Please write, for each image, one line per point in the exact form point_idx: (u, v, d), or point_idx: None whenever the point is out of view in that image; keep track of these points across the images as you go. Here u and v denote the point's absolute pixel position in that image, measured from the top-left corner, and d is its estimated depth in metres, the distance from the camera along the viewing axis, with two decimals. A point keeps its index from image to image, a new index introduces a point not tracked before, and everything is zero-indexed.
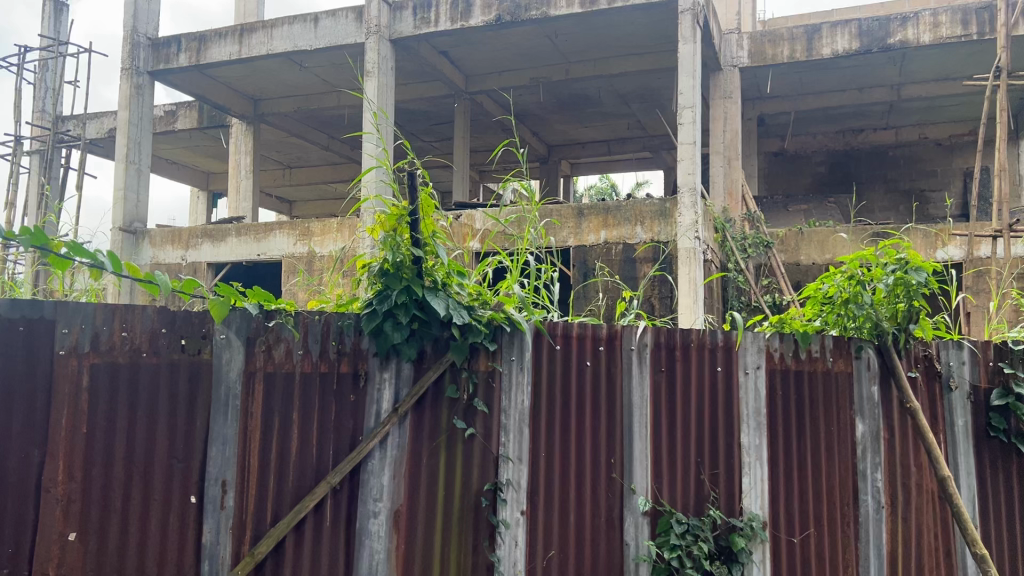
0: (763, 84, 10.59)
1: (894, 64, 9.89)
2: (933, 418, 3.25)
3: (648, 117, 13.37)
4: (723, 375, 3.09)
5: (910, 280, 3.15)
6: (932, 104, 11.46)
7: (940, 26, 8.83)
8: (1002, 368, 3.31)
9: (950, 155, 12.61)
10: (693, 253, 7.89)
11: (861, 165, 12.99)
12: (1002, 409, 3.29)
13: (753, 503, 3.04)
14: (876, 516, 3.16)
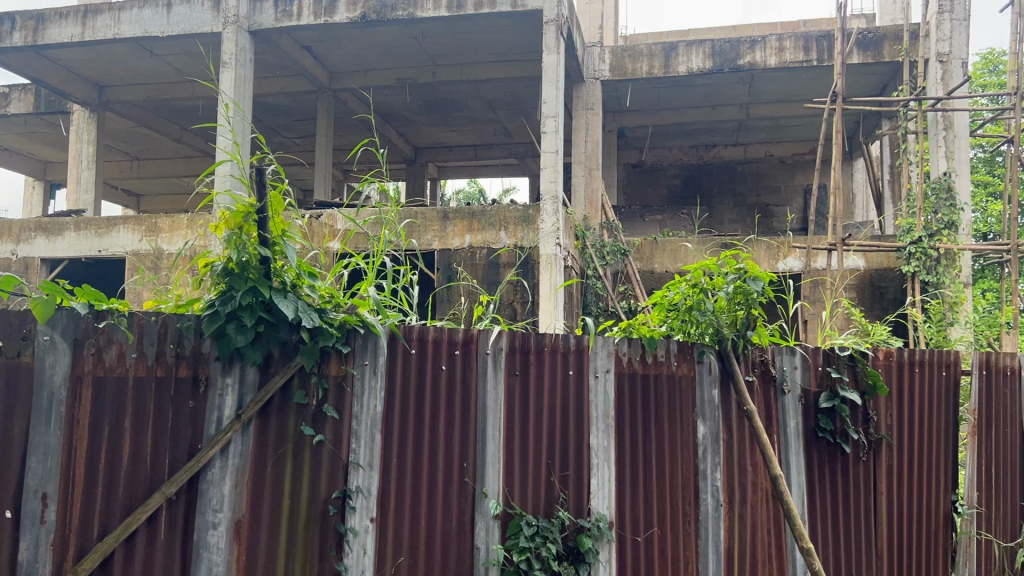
0: (623, 97, 10.92)
1: (743, 84, 10.44)
2: (769, 419, 3.43)
3: (513, 124, 13.54)
4: (574, 379, 3.14)
5: (748, 289, 3.30)
6: (777, 123, 12.19)
7: (784, 51, 9.43)
8: (830, 372, 3.53)
9: (793, 172, 13.44)
10: (554, 259, 8.02)
11: (712, 179, 13.64)
12: (829, 411, 3.52)
13: (600, 503, 3.12)
14: (715, 513, 3.30)
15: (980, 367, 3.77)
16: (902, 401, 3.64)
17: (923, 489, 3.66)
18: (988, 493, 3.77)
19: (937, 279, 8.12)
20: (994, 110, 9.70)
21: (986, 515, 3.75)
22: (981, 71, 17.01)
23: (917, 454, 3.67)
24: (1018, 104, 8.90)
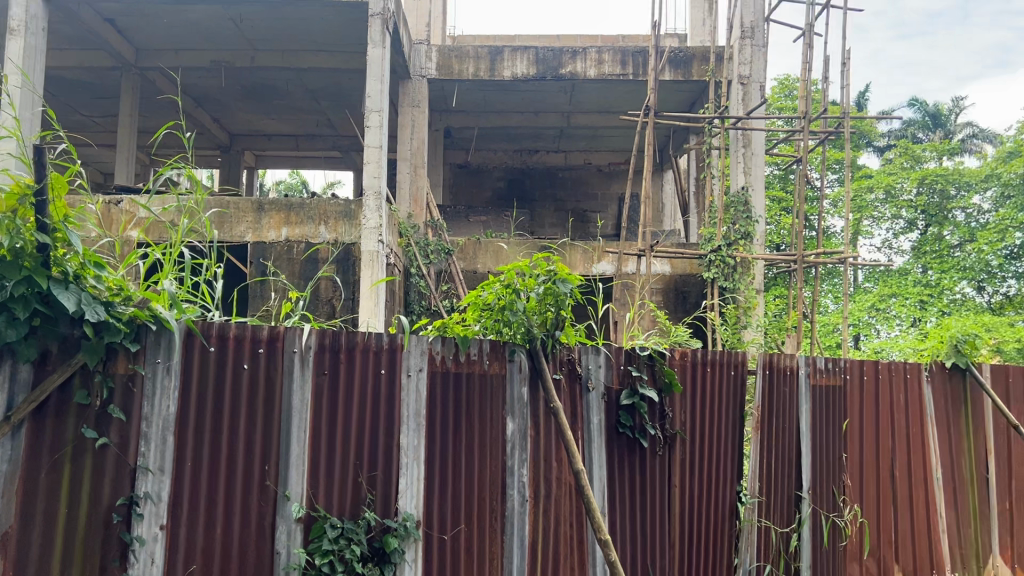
0: (449, 97, 10.97)
1: (565, 93, 10.77)
2: (573, 416, 3.56)
3: (337, 116, 13.27)
4: (386, 378, 3.09)
5: (557, 291, 3.34)
6: (596, 133, 12.69)
7: (603, 64, 9.83)
8: (630, 370, 3.71)
9: (609, 180, 14.05)
10: (375, 256, 7.91)
11: (534, 183, 14.01)
12: (629, 408, 3.70)
13: (408, 503, 3.09)
14: (520, 508, 3.38)
15: (764, 366, 4.10)
16: (694, 397, 3.90)
17: (712, 480, 3.93)
18: (768, 483, 4.08)
19: (733, 285, 8.71)
20: (786, 133, 10.60)
21: (765, 503, 4.05)
22: (777, 96, 18.53)
23: (707, 449, 3.92)
24: (806, 129, 9.76)
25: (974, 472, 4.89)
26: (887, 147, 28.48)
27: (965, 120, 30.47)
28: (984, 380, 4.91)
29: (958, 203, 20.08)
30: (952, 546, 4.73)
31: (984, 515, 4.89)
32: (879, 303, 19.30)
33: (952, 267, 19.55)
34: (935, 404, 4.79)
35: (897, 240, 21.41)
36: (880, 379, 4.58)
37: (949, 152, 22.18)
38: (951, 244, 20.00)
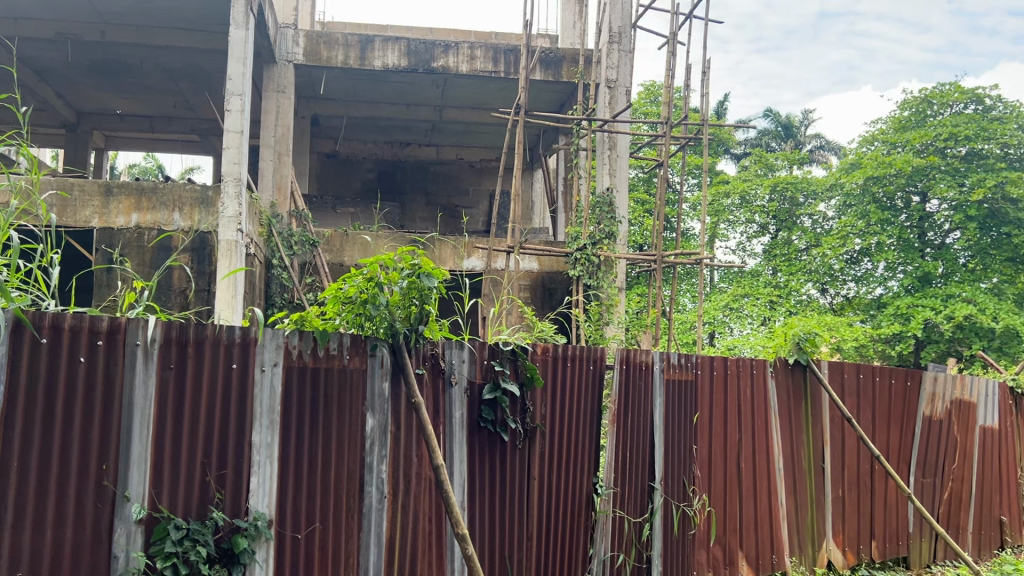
0: (317, 85, 10.70)
1: (437, 86, 10.71)
2: (435, 411, 3.52)
3: (197, 99, 12.69)
4: (238, 372, 2.97)
5: (422, 285, 3.30)
6: (467, 128, 12.71)
7: (475, 59, 9.85)
8: (493, 365, 3.73)
9: (480, 176, 14.10)
10: (233, 245, 7.63)
11: (404, 176, 13.88)
12: (491, 402, 3.71)
13: (260, 502, 2.98)
14: (378, 505, 3.34)
15: (621, 362, 4.22)
16: (554, 392, 3.96)
17: (569, 473, 4.01)
18: (622, 475, 4.20)
19: (597, 283, 8.92)
20: (650, 137, 10.96)
21: (620, 494, 4.18)
22: (643, 101, 19.16)
23: (565, 443, 4.00)
24: (669, 134, 10.12)
25: (811, 462, 5.21)
26: (743, 155, 30.03)
27: (813, 132, 32.55)
28: (822, 376, 5.23)
29: (805, 209, 21.41)
30: (791, 532, 5.03)
31: (819, 503, 5.22)
32: (733, 303, 20.32)
33: (799, 270, 20.83)
34: (778, 398, 5.07)
35: (751, 243, 22.60)
36: (728, 374, 4.81)
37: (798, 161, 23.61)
38: (799, 248, 21.30)
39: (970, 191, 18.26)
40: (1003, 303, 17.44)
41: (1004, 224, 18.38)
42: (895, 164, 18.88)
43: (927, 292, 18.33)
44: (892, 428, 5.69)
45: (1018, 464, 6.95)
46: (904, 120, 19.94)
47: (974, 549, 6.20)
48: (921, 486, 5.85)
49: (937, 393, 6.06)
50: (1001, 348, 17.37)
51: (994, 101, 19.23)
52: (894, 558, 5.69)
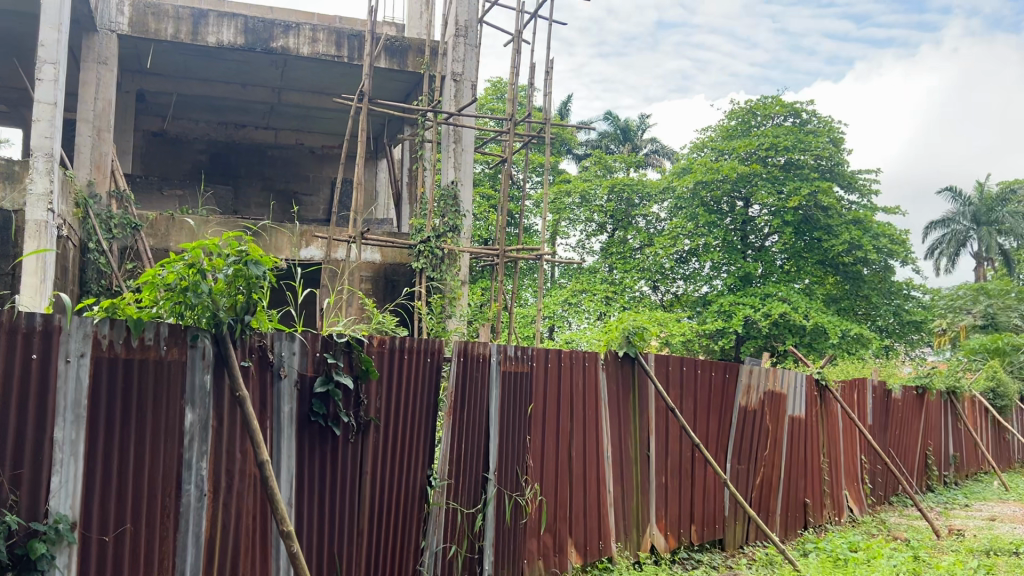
0: (144, 58, 10.05)
1: (276, 67, 10.32)
2: (262, 405, 3.37)
3: (4, 65, 11.59)
4: (38, 364, 2.71)
5: (249, 273, 3.12)
6: (307, 113, 12.34)
7: (317, 42, 9.59)
8: (326, 358, 3.60)
9: (321, 163, 13.73)
10: (42, 226, 7.00)
11: (239, 160, 13.29)
12: (323, 395, 3.60)
13: (61, 503, 2.74)
14: (197, 504, 3.16)
15: (458, 353, 4.23)
16: (390, 385, 3.90)
17: (404, 466, 3.97)
18: (456, 467, 4.21)
19: (440, 277, 8.79)
20: (495, 134, 11.07)
21: (453, 486, 4.19)
22: (489, 97, 19.33)
23: (400, 436, 3.95)
24: (513, 131, 10.23)
25: (637, 452, 5.43)
26: (584, 155, 30.95)
27: (649, 137, 34.05)
28: (649, 368, 5.47)
29: (640, 210, 22.36)
30: (618, 519, 5.21)
31: (644, 489, 5.45)
32: (571, 298, 20.82)
33: (633, 268, 21.70)
34: (608, 389, 5.25)
35: (590, 240, 23.32)
36: (562, 366, 4.93)
37: (635, 164, 24.61)
38: (633, 247, 22.16)
39: (788, 198, 19.64)
40: (813, 302, 18.94)
41: (815, 229, 20.03)
42: (722, 171, 20.02)
43: (747, 290, 19.61)
44: (711, 418, 6.04)
45: (821, 450, 7.55)
46: (732, 129, 21.23)
47: (781, 529, 6.67)
48: (735, 471, 6.24)
49: (751, 384, 6.49)
50: (810, 343, 18.88)
51: (810, 116, 20.90)
52: (711, 541, 6.02)
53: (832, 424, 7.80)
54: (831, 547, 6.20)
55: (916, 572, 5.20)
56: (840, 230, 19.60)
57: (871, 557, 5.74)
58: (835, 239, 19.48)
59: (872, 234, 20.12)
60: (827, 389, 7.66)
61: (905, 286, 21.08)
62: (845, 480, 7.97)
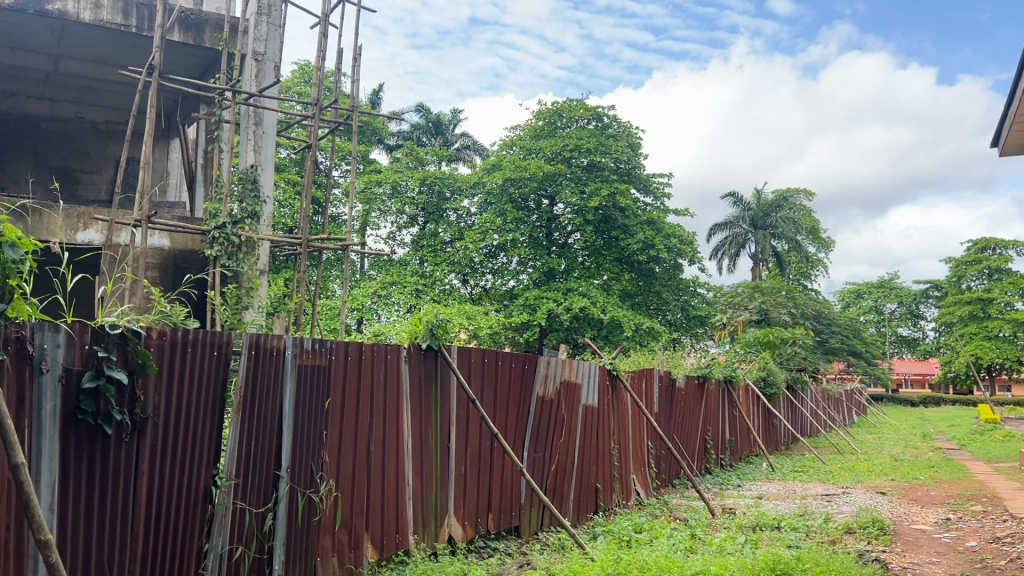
0: None
1: (53, 32, 9.41)
2: (19, 404, 3.02)
3: None
4: None
5: (5, 259, 2.78)
6: (90, 84, 11.37)
7: (100, 8, 8.98)
8: (96, 351, 3.30)
9: (105, 140, 12.66)
10: None
11: (4, 131, 11.75)
12: (92, 392, 3.30)
13: None
14: None
15: (249, 346, 4.05)
16: (170, 380, 3.65)
17: (184, 465, 3.73)
18: (245, 465, 4.02)
19: (236, 265, 8.34)
20: (298, 119, 10.67)
21: (241, 485, 3.99)
22: (296, 80, 18.70)
23: (181, 435, 3.71)
24: (317, 116, 9.91)
25: (437, 444, 5.45)
26: (395, 146, 30.63)
27: (460, 131, 34.32)
28: (451, 361, 5.50)
29: (450, 204, 22.49)
30: (415, 511, 5.20)
31: (443, 481, 5.48)
32: (381, 290, 20.56)
33: (443, 260, 21.72)
34: (410, 382, 5.23)
35: (400, 232, 23.13)
36: (362, 358, 4.85)
37: (446, 157, 24.78)
38: (444, 240, 22.13)
39: (590, 197, 20.45)
40: (610, 297, 19.95)
41: (613, 228, 21.14)
42: (530, 169, 20.46)
43: (551, 285, 20.28)
44: (511, 408, 6.17)
45: (611, 436, 7.94)
46: (539, 129, 21.83)
47: (574, 514, 6.94)
48: (533, 460, 6.42)
49: (549, 374, 6.72)
50: (607, 336, 19.88)
51: (611, 120, 21.99)
52: (507, 528, 6.15)
53: (622, 411, 8.24)
54: (619, 529, 6.55)
55: (692, 549, 5.61)
56: (636, 230, 20.75)
57: (653, 537, 6.12)
58: (631, 238, 20.61)
59: (664, 234, 21.49)
60: (618, 379, 8.06)
61: (692, 284, 22.70)
62: (633, 465, 8.43)
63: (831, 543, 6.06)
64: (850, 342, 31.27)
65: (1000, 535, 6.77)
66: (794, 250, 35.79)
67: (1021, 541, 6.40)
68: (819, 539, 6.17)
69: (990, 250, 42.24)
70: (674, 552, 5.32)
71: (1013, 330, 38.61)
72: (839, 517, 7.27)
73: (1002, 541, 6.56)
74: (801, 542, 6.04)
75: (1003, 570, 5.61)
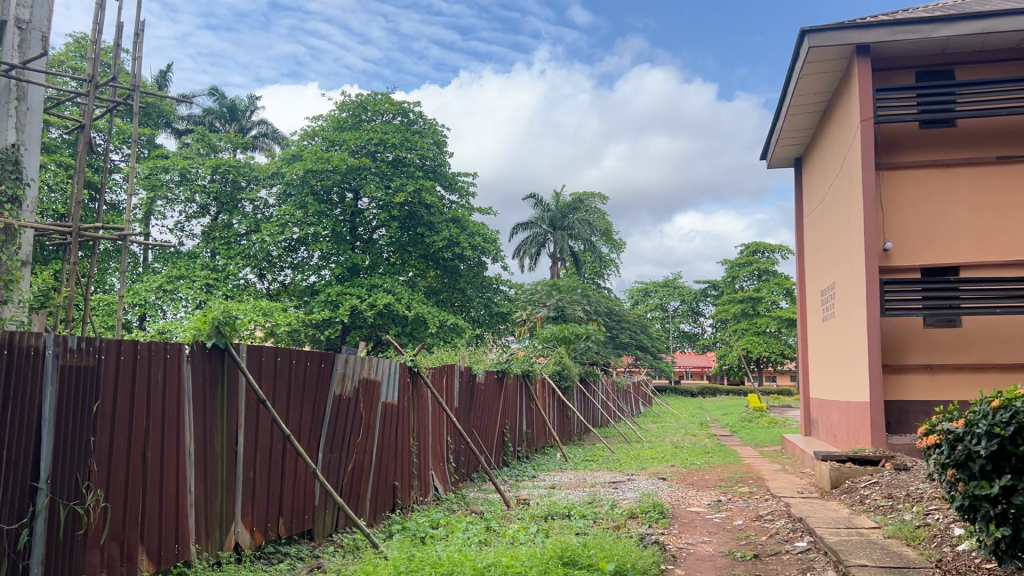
0: None
1: None
2: None
3: None
4: None
5: None
6: None
7: None
8: None
9: None
10: None
11: None
12: None
13: None
14: None
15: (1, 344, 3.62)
16: None
17: None
18: None
19: None
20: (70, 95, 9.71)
21: None
22: (69, 53, 17.12)
23: None
24: (92, 94, 9.06)
25: (223, 447, 5.14)
26: (184, 130, 28.84)
27: (257, 118, 32.96)
28: (240, 360, 5.24)
29: (246, 194, 21.53)
30: (197, 519, 4.86)
31: (229, 486, 5.17)
32: (166, 285, 19.26)
33: (237, 254, 20.59)
34: (192, 383, 4.91)
35: (188, 222, 21.77)
36: (137, 358, 4.49)
37: (241, 145, 23.73)
38: (238, 232, 21.08)
39: (394, 193, 20.31)
40: (415, 294, 19.93)
41: (419, 225, 21.23)
42: (332, 162, 19.91)
43: (353, 281, 19.93)
44: (305, 408, 5.97)
45: (411, 434, 7.90)
46: (342, 121, 21.39)
47: (371, 514, 6.80)
48: (328, 461, 6.21)
49: (347, 372, 6.58)
50: (411, 333, 19.86)
51: (416, 116, 22.07)
52: (299, 532, 5.92)
53: (422, 408, 8.24)
54: (415, 526, 6.53)
55: (486, 541, 5.70)
56: (440, 228, 20.96)
57: (448, 532, 6.16)
58: (436, 236, 20.77)
59: (468, 232, 21.84)
60: (418, 375, 8.04)
61: (494, 281, 23.19)
62: (433, 461, 8.44)
63: (616, 528, 6.39)
64: (637, 338, 33.28)
65: (762, 513, 7.44)
66: (589, 250, 37.53)
67: (779, 518, 7.07)
68: (605, 525, 6.48)
69: (759, 253, 46.47)
70: (467, 546, 5.37)
71: (778, 326, 42.74)
72: (625, 503, 7.69)
73: (764, 519, 7.21)
74: (588, 528, 6.32)
75: (764, 544, 6.17)
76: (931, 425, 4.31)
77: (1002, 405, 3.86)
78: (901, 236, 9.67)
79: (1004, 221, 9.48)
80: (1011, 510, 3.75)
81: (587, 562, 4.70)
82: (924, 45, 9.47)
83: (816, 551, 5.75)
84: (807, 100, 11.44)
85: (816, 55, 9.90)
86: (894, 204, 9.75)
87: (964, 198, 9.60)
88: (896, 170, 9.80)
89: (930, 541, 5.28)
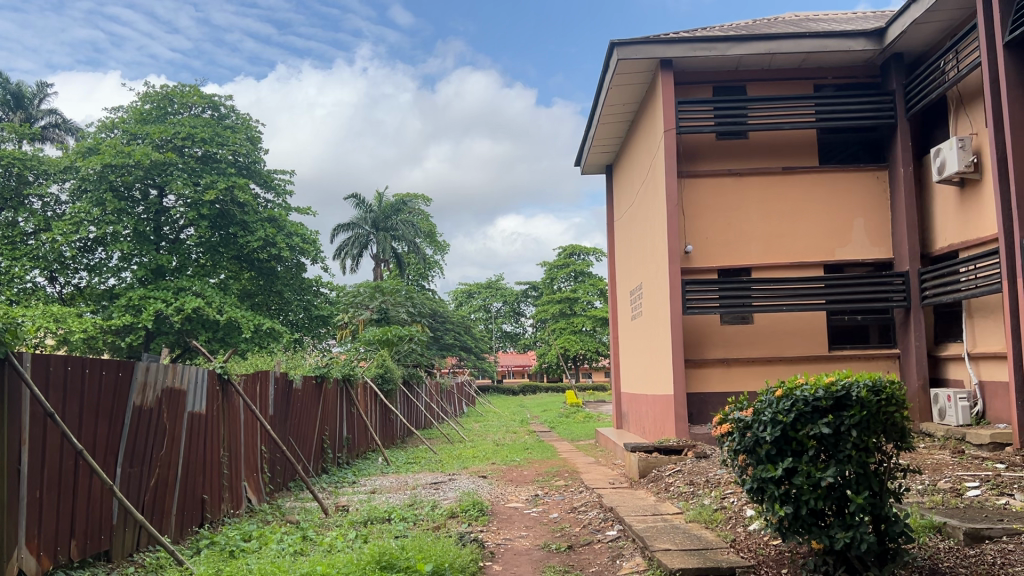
0: None
1: None
2: None
3: None
4: None
5: None
6: None
7: None
8: None
9: None
10: None
11: None
12: None
13: None
14: None
15: None
16: None
17: None
18: None
19: None
20: None
21: None
22: None
23: None
24: None
25: (7, 469, 4.57)
26: None
27: (46, 107, 30.39)
28: (23, 371, 4.72)
29: (34, 189, 19.69)
30: None
31: (13, 508, 4.60)
32: None
33: (23, 254, 18.61)
34: None
35: None
36: None
37: (27, 136, 21.60)
38: (25, 231, 19.26)
39: (204, 190, 19.35)
40: (226, 297, 19.21)
41: (231, 224, 20.42)
42: (133, 156, 18.52)
43: (157, 284, 18.69)
44: (101, 421, 5.54)
45: (220, 444, 7.52)
46: (146, 112, 20.11)
47: (176, 531, 6.41)
48: (127, 476, 5.79)
49: (148, 381, 6.18)
50: (222, 338, 18.96)
51: (227, 110, 21.54)
52: (94, 554, 5.44)
53: (232, 417, 7.87)
54: (225, 541, 6.26)
55: (301, 552, 5.52)
56: (255, 228, 20.36)
57: (261, 544, 5.94)
58: (251, 236, 20.18)
59: (285, 232, 21.44)
60: (228, 383, 7.70)
61: (314, 283, 22.69)
62: (245, 471, 8.10)
63: (435, 529, 6.41)
64: (460, 339, 33.46)
65: (576, 505, 7.72)
66: (413, 252, 37.51)
67: (592, 508, 7.37)
68: (424, 526, 6.48)
69: (576, 254, 48.35)
70: (280, 558, 5.19)
71: (592, 325, 44.61)
72: (444, 503, 7.74)
73: (578, 510, 7.49)
74: (407, 530, 6.31)
75: (577, 535, 6.41)
76: (723, 415, 4.55)
77: (784, 394, 4.18)
78: (701, 239, 10.38)
79: (789, 226, 10.39)
80: (792, 490, 4.10)
81: (405, 564, 4.67)
82: (720, 62, 10.19)
83: (624, 538, 6.05)
84: (617, 109, 12.00)
85: (626, 67, 10.39)
86: (694, 211, 10.42)
87: (755, 205, 10.44)
88: (695, 178, 10.48)
89: (725, 523, 5.69)
